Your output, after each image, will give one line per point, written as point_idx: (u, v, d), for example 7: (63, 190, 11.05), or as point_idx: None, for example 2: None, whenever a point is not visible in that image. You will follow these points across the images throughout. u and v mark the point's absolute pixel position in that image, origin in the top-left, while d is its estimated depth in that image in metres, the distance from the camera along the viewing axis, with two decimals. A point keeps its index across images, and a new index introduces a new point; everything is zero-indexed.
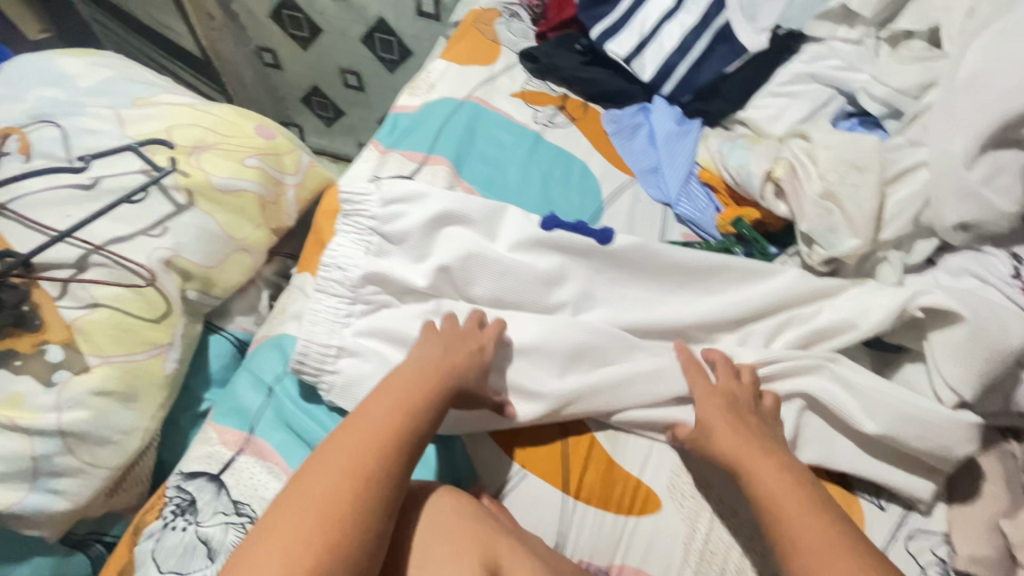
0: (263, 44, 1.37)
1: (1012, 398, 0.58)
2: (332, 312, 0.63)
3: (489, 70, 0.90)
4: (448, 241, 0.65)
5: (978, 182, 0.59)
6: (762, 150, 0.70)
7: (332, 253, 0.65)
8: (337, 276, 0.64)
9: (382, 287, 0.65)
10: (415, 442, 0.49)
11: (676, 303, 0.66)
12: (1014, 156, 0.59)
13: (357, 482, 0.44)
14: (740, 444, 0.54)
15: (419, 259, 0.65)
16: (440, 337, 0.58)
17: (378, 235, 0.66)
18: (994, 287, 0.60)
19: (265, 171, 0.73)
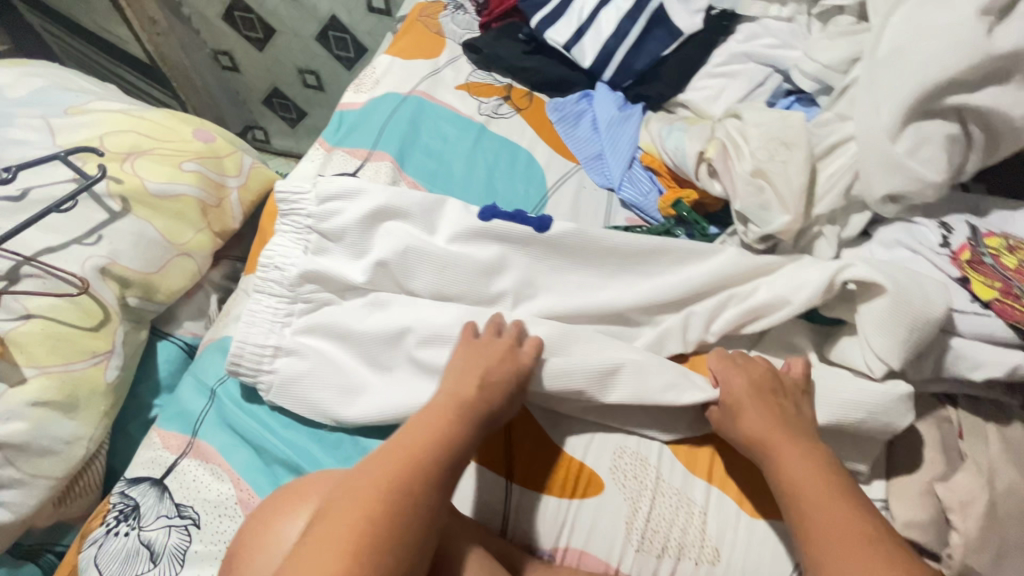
0: (219, 47, 1.36)
1: (942, 365, 0.59)
2: (271, 312, 0.65)
3: (433, 63, 0.90)
4: (385, 236, 0.65)
5: (902, 154, 0.60)
6: (697, 132, 0.70)
7: (272, 254, 0.67)
8: (278, 276, 0.66)
9: (324, 284, 0.65)
10: (440, 457, 0.49)
11: (617, 287, 0.67)
12: (936, 125, 0.59)
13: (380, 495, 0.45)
14: (770, 428, 0.55)
15: (358, 255, 0.66)
16: (475, 354, 0.57)
17: (316, 233, 0.67)
18: (924, 258, 0.62)
19: (204, 175, 0.73)
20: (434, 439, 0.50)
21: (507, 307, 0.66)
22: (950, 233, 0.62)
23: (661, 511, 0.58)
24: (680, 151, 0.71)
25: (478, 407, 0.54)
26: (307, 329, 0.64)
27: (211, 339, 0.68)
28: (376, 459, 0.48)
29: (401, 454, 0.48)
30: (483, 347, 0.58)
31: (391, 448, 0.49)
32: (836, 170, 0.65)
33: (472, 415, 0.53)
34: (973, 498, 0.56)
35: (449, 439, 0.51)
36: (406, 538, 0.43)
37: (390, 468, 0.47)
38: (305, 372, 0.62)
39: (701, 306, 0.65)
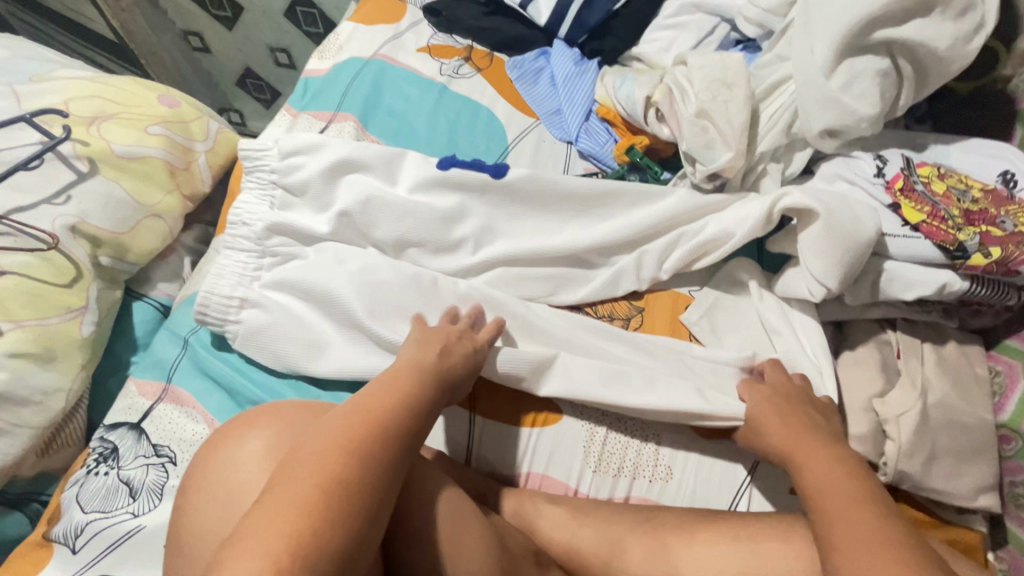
0: (188, 28, 1.36)
1: (879, 288, 0.62)
2: (240, 266, 0.67)
3: (395, 28, 0.91)
4: (348, 188, 0.68)
5: (836, 89, 0.62)
6: (647, 79, 0.73)
7: (239, 212, 0.69)
8: (246, 231, 0.68)
9: (289, 237, 0.68)
10: (407, 417, 0.48)
11: (574, 230, 0.70)
12: (867, 60, 0.62)
13: (345, 453, 0.43)
14: (796, 437, 0.54)
15: (322, 208, 0.68)
16: (438, 332, 0.58)
17: (280, 188, 0.69)
18: (859, 188, 0.65)
19: (170, 139, 0.74)
20: (401, 399, 0.49)
21: (468, 253, 0.69)
22: (885, 164, 0.65)
23: (617, 434, 0.62)
24: (631, 99, 0.73)
25: (444, 373, 0.54)
26: (275, 282, 0.65)
27: (183, 299, 0.70)
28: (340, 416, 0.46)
29: (368, 413, 0.47)
30: (444, 326, 0.59)
31: (354, 406, 0.48)
32: (777, 109, 0.68)
33: (438, 382, 0.53)
34: (907, 411, 0.60)
35: (419, 401, 0.50)
36: (370, 495, 0.42)
37: (357, 426, 0.45)
38: (272, 321, 0.64)
39: (654, 245, 0.68)
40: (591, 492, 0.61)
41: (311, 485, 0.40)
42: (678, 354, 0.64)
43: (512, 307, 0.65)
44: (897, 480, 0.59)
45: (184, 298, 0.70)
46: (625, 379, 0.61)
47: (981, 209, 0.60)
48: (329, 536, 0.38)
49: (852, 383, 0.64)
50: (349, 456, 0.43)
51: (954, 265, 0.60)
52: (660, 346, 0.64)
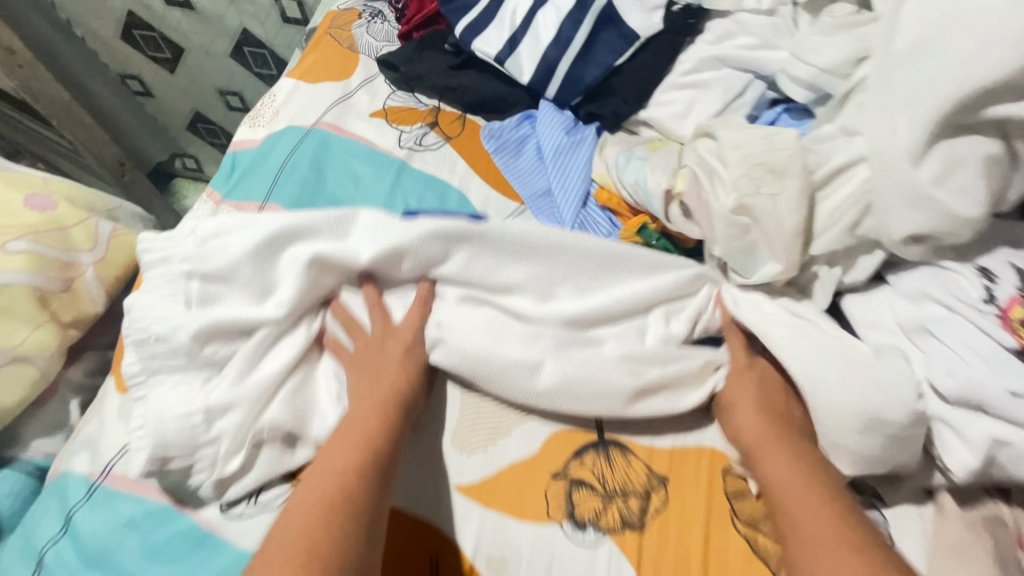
0: (125, 71, 1.15)
1: (997, 463, 0.44)
2: (181, 390, 0.48)
3: (343, 86, 0.74)
4: (291, 265, 0.51)
5: (928, 183, 0.45)
6: (661, 161, 0.56)
7: (139, 317, 0.49)
8: (158, 348, 0.49)
9: (225, 334, 0.49)
10: (381, 467, 0.44)
11: (563, 302, 0.53)
12: (975, 145, 0.44)
13: (322, 517, 0.39)
14: (769, 432, 0.46)
15: (259, 296, 0.51)
16: (363, 352, 0.50)
17: (197, 279, 0.50)
18: (963, 316, 0.47)
19: (40, 255, 0.57)
20: (356, 462, 0.43)
21: (449, 302, 0.52)
22: (994, 283, 0.47)
23: None
24: (641, 186, 0.56)
25: (388, 407, 0.47)
26: (237, 380, 0.48)
27: (120, 450, 0.51)
28: (294, 510, 0.40)
29: (325, 494, 0.41)
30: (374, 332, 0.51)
31: (307, 490, 0.42)
32: (840, 202, 0.50)
33: (393, 419, 0.46)
34: None
35: (378, 451, 0.44)
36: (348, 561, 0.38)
37: (318, 514, 0.40)
38: (249, 458, 0.47)
39: (678, 326, 0.52)
40: None
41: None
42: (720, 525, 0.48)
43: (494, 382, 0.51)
44: None
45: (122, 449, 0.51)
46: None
47: None
48: None
49: None
50: (322, 554, 0.38)
51: None
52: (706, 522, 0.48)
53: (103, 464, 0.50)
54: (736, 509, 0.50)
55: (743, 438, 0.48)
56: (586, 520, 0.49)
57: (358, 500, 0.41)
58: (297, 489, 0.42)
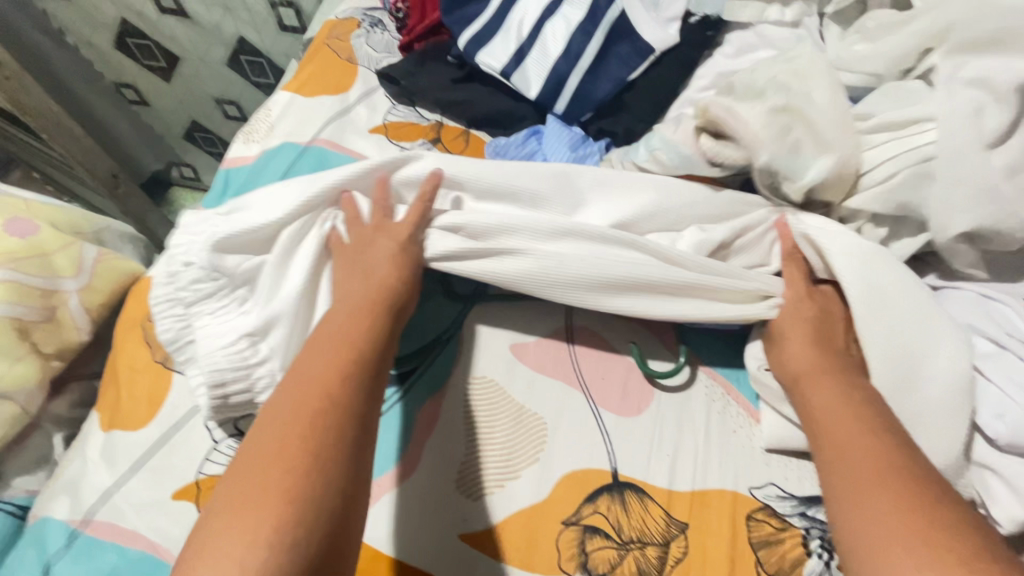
0: (120, 80, 1.12)
1: None
2: (222, 311, 0.51)
3: (341, 100, 0.70)
4: (312, 181, 0.53)
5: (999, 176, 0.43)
6: (673, 119, 0.55)
7: (172, 254, 0.52)
8: (189, 276, 0.51)
9: (248, 249, 0.51)
10: (371, 368, 0.42)
11: (592, 215, 0.52)
12: None
13: (311, 415, 0.37)
14: (814, 354, 0.44)
15: (271, 209, 0.52)
16: (358, 251, 0.50)
17: (222, 216, 0.53)
18: (1011, 353, 0.44)
19: (19, 285, 0.54)
20: (343, 363, 0.41)
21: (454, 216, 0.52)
22: None
23: None
24: (664, 150, 0.53)
25: (379, 300, 0.46)
26: (268, 301, 0.50)
27: (140, 460, 0.49)
28: (282, 393, 0.39)
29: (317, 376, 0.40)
30: (370, 233, 0.50)
31: (295, 376, 0.40)
32: None
33: (383, 309, 0.46)
34: None
35: (367, 338, 0.44)
36: (339, 456, 0.36)
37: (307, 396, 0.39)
38: None
39: (717, 231, 0.50)
40: None
41: (280, 481, 0.34)
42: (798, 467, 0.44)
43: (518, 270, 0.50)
44: None
45: (140, 462, 0.49)
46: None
47: None
48: (312, 497, 0.34)
49: None
50: (313, 437, 0.36)
51: None
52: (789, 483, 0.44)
53: (84, 510, 0.47)
54: (761, 559, 0.46)
55: (783, 366, 0.46)
56: (600, 573, 0.45)
57: (345, 395, 0.39)
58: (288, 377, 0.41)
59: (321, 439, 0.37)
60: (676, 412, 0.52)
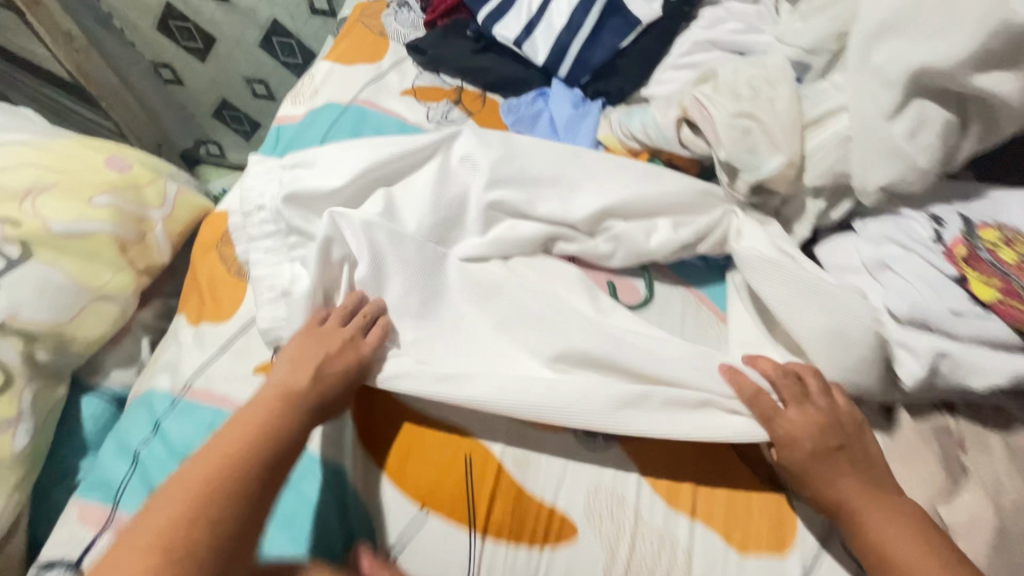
0: (158, 59, 1.22)
1: (941, 374, 0.53)
2: (271, 249, 0.64)
3: (376, 68, 0.82)
4: (355, 151, 0.66)
5: (901, 136, 0.53)
6: (664, 101, 0.66)
7: (249, 195, 0.66)
8: (260, 217, 0.65)
9: (302, 203, 0.63)
10: (270, 461, 0.47)
11: (583, 195, 0.65)
12: (936, 106, 0.53)
13: (190, 507, 0.43)
14: (852, 489, 0.49)
15: (333, 171, 0.64)
16: (297, 349, 0.54)
17: (288, 170, 0.66)
18: (915, 253, 0.56)
19: (120, 209, 0.66)
20: (241, 453, 0.47)
21: (481, 174, 0.64)
22: (943, 227, 0.57)
23: (642, 554, 0.53)
24: (650, 127, 0.65)
25: (299, 403, 0.51)
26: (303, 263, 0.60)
27: (224, 345, 0.61)
28: (177, 480, 0.45)
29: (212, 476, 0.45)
30: (315, 337, 0.55)
31: (196, 464, 0.46)
32: (814, 162, 0.59)
33: (301, 410, 0.51)
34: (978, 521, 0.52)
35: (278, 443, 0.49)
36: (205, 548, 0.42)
37: (193, 495, 0.43)
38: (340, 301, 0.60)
39: (684, 233, 0.63)
40: None
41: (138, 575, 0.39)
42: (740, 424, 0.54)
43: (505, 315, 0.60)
44: None
45: (224, 346, 0.60)
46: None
47: None
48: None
49: (906, 481, 0.56)
50: (188, 526, 0.42)
51: None
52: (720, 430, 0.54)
53: (183, 380, 0.59)
54: None
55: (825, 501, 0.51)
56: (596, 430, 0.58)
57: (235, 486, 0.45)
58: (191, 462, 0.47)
59: (189, 545, 0.41)
60: (658, 316, 0.64)
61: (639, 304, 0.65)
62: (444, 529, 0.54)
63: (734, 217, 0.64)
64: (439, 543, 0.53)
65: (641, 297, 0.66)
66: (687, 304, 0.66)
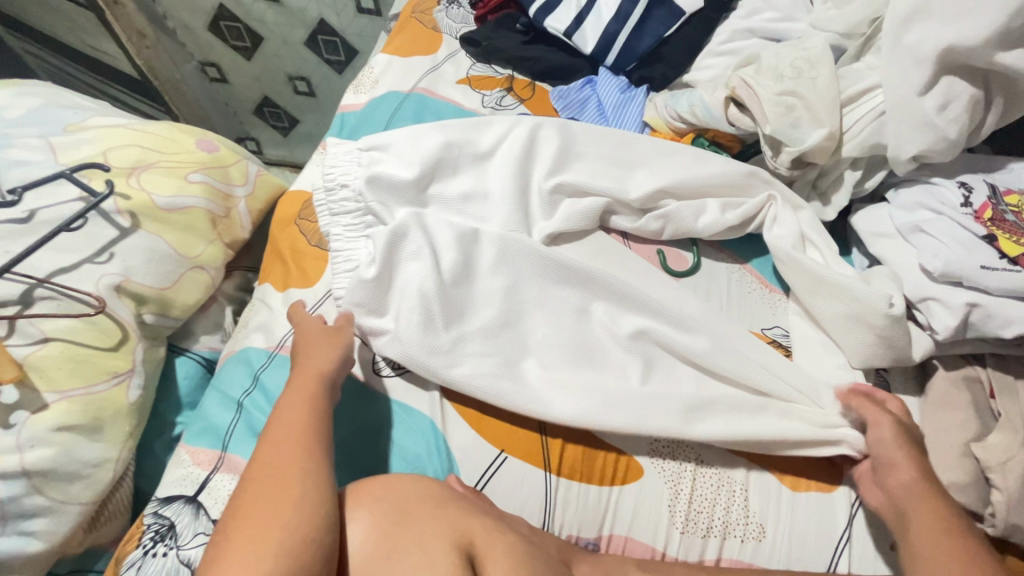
0: (205, 58, 1.29)
1: (970, 323, 0.58)
2: (350, 226, 0.67)
3: (432, 59, 0.88)
4: (422, 139, 0.70)
5: (932, 110, 0.59)
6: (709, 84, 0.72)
7: (331, 173, 0.69)
8: (343, 194, 0.68)
9: (383, 186, 0.66)
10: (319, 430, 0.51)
11: (637, 177, 0.71)
12: (964, 83, 0.59)
13: (281, 487, 0.45)
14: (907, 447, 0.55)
15: (404, 160, 0.68)
16: (296, 358, 0.57)
17: (367, 151, 0.70)
18: (946, 217, 0.62)
19: (211, 186, 0.72)
20: (299, 430, 0.49)
21: (545, 156, 0.71)
22: (971, 193, 0.62)
23: (702, 491, 0.58)
24: (697, 107, 0.71)
25: (314, 390, 0.53)
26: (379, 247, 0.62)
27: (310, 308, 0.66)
28: (229, 523, 0.43)
29: (267, 493, 0.44)
30: (314, 336, 0.59)
31: (242, 496, 0.45)
32: (851, 136, 0.64)
33: (319, 399, 0.53)
34: (1012, 457, 0.56)
35: (311, 434, 0.50)
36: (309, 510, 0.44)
37: (275, 491, 0.44)
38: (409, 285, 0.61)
39: (732, 215, 0.69)
40: (679, 555, 0.57)
41: (266, 549, 0.41)
42: (777, 378, 0.61)
43: (579, 290, 0.64)
44: (1006, 533, 0.56)
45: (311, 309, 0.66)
46: (690, 407, 0.59)
47: None
48: (299, 545, 0.41)
49: (941, 426, 0.61)
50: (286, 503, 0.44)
51: None
52: (766, 372, 0.61)
53: (277, 340, 0.65)
54: None
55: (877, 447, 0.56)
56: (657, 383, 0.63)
57: (309, 457, 0.48)
58: (254, 458, 0.48)
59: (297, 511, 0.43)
60: (706, 281, 0.70)
61: (687, 271, 0.70)
62: (523, 470, 0.58)
63: (773, 204, 0.69)
64: (518, 483, 0.58)
65: (689, 265, 0.71)
66: (731, 271, 0.71)
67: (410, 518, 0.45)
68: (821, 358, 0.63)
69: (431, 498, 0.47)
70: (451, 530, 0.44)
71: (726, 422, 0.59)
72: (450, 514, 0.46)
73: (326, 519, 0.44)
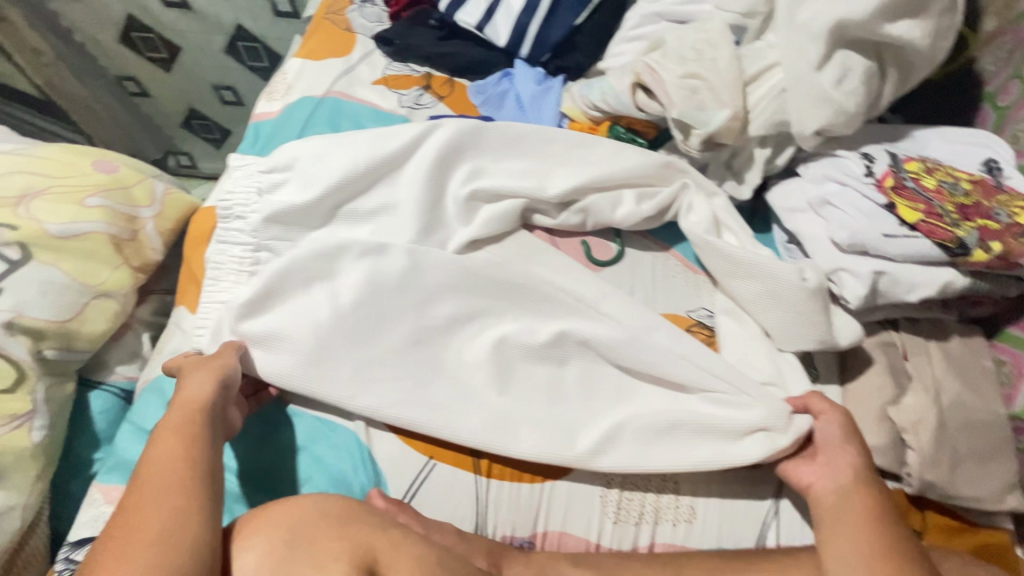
0: (122, 72, 1.23)
1: (879, 290, 0.60)
2: (237, 261, 0.65)
3: (346, 60, 0.86)
4: (325, 158, 0.67)
5: (828, 84, 0.60)
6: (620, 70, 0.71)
7: (230, 200, 0.66)
8: (239, 225, 0.66)
9: (283, 220, 0.65)
10: (202, 463, 0.48)
11: (554, 173, 0.70)
12: (855, 56, 0.60)
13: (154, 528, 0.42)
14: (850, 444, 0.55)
15: (306, 184, 0.66)
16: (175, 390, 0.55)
17: (267, 176, 0.67)
18: (851, 188, 0.63)
19: (112, 209, 0.68)
20: (178, 465, 0.47)
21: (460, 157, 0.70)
22: (873, 163, 0.63)
23: (633, 479, 0.58)
24: (609, 94, 0.71)
25: (195, 421, 0.51)
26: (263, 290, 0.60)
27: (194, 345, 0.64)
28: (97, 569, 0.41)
29: (137, 529, 0.42)
30: (195, 369, 0.56)
31: (112, 541, 0.42)
32: (758, 114, 0.65)
33: (199, 428, 0.50)
34: (924, 417, 0.58)
35: (191, 470, 0.47)
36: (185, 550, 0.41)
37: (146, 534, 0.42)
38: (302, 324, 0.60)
39: (647, 205, 0.69)
40: (612, 544, 0.57)
41: None
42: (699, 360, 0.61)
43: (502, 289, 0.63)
44: (922, 490, 0.58)
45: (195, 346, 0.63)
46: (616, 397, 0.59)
47: (974, 202, 0.59)
48: None
49: (861, 393, 0.63)
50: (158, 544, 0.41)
51: (955, 262, 0.58)
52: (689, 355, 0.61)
53: None
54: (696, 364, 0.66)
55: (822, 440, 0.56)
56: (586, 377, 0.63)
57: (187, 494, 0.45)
58: (127, 499, 0.45)
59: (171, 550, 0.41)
60: (629, 269, 0.70)
61: (611, 260, 0.70)
62: (453, 475, 0.57)
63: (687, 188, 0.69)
64: (447, 489, 0.57)
65: (613, 253, 0.71)
66: (655, 256, 0.72)
67: (302, 549, 0.42)
68: (742, 337, 0.64)
69: (331, 516, 0.45)
70: (347, 547, 0.43)
71: (653, 409, 0.59)
72: (349, 529, 0.44)
73: (204, 550, 0.42)
